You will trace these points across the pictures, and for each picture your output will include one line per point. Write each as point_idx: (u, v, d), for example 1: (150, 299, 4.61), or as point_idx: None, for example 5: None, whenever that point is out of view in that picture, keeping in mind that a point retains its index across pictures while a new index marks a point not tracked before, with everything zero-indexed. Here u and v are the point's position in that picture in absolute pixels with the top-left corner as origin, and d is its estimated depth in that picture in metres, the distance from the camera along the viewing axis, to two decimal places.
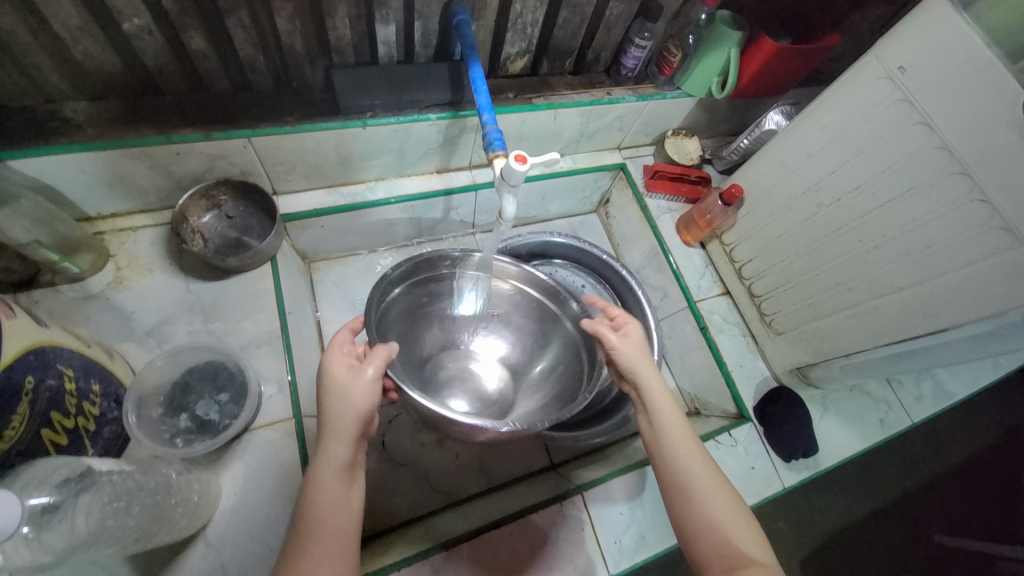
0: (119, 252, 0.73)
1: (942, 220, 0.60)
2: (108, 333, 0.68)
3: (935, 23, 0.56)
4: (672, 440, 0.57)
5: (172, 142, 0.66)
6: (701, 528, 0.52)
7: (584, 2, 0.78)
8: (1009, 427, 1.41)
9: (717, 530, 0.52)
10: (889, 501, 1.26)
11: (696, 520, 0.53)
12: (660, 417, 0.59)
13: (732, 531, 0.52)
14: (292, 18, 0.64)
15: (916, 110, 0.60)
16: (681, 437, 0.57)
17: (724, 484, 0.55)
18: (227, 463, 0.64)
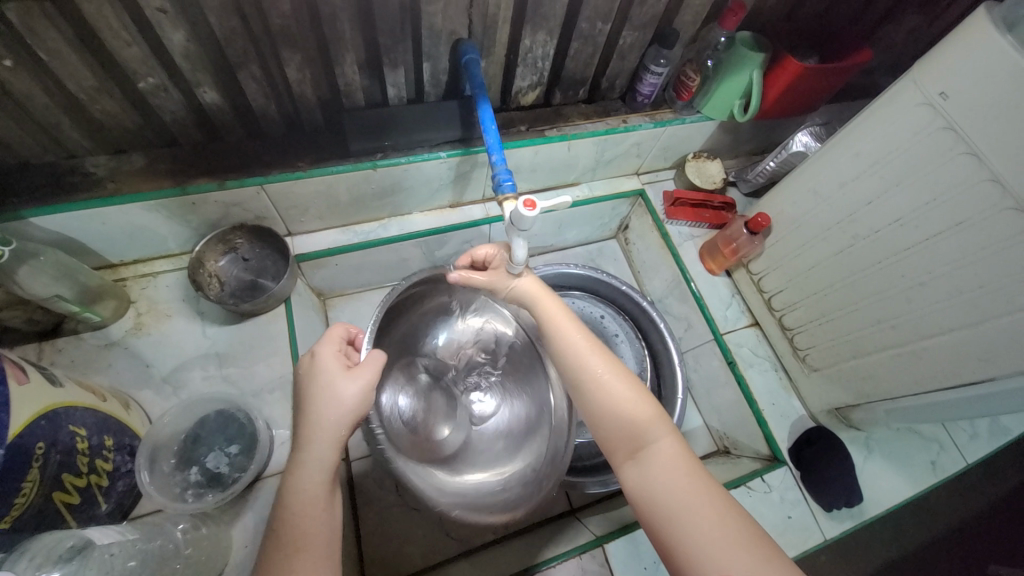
0: (139, 299, 0.75)
1: (998, 258, 0.55)
2: (128, 380, 0.69)
3: (982, 47, 0.51)
4: (573, 345, 0.60)
5: (187, 193, 0.68)
6: (603, 416, 0.56)
7: (596, 33, 0.76)
8: None
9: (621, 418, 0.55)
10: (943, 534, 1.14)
11: (606, 420, 0.56)
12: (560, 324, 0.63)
13: (633, 414, 0.55)
14: (300, 68, 0.64)
15: (962, 139, 0.55)
16: (587, 346, 0.60)
17: (628, 375, 0.58)
18: (239, 514, 0.63)
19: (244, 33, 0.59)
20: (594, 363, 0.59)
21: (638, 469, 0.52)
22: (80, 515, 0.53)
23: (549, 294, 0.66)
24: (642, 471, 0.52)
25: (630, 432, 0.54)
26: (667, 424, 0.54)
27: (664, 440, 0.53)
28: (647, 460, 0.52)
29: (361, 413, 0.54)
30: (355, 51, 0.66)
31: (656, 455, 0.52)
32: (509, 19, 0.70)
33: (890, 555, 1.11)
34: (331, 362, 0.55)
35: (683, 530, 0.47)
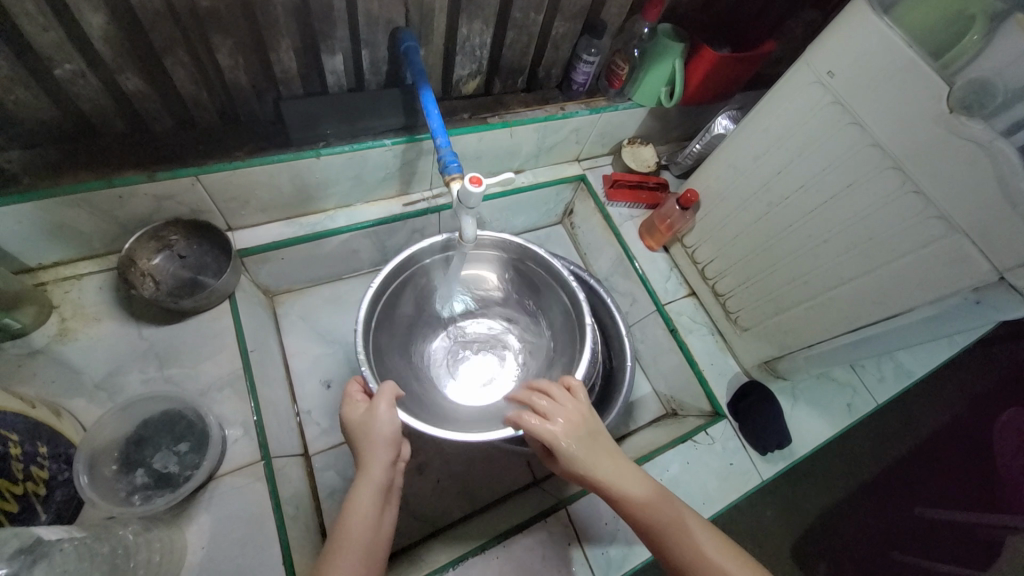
0: (63, 303, 0.70)
1: (881, 213, 0.64)
2: (57, 389, 0.65)
3: (859, 30, 0.59)
4: (635, 487, 0.57)
5: (113, 186, 0.64)
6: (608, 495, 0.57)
7: (529, 23, 0.80)
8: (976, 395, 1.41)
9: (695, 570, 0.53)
10: (862, 477, 1.25)
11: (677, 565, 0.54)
12: (614, 465, 0.58)
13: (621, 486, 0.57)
14: (233, 54, 0.63)
15: (847, 112, 0.63)
16: (640, 485, 0.57)
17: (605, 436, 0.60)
18: (192, 516, 0.61)
19: (170, 17, 0.57)
20: (661, 505, 0.56)
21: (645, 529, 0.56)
22: (18, 523, 0.51)
23: (394, 426, 0.57)
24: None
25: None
26: (644, 479, 0.58)
27: (643, 493, 0.57)
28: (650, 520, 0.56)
29: (393, 438, 0.57)
30: (290, 36, 0.65)
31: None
32: (446, 8, 0.72)
33: (822, 495, 1.22)
34: (353, 410, 0.59)
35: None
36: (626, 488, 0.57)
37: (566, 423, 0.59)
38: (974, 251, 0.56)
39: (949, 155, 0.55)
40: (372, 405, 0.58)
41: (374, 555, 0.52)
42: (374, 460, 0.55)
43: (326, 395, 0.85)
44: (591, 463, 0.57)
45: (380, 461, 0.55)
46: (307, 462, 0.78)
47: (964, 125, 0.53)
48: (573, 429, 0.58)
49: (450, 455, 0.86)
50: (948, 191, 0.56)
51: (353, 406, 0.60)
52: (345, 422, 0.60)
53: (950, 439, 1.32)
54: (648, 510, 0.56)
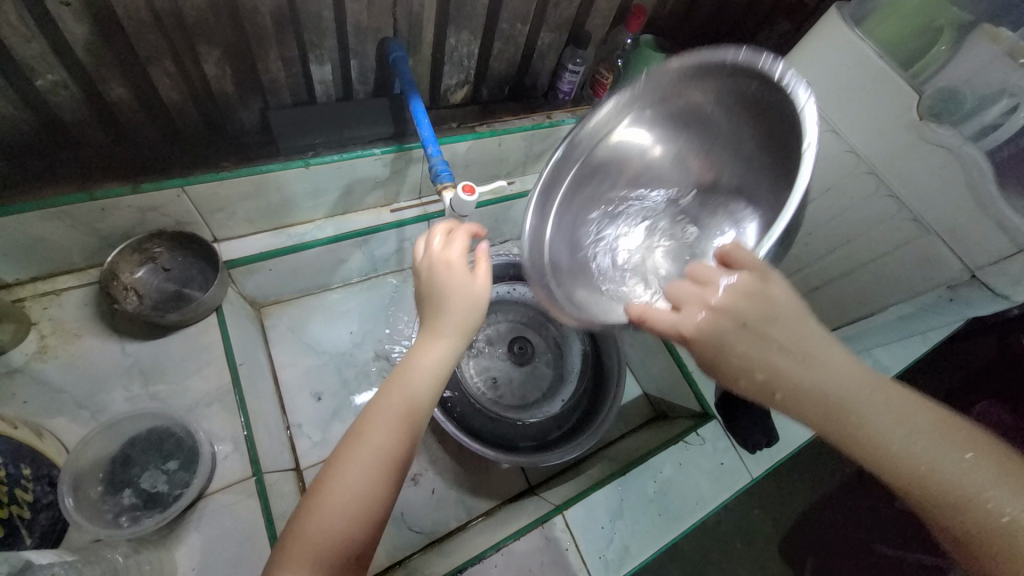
0: (42, 320, 0.67)
1: (858, 216, 0.66)
2: (36, 409, 0.62)
3: (833, 42, 0.62)
4: (850, 376, 0.40)
5: (95, 199, 0.62)
6: (799, 396, 0.40)
7: (516, 33, 0.81)
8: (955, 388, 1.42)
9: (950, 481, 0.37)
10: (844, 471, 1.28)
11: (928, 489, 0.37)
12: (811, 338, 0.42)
13: (828, 386, 0.40)
14: (219, 63, 0.63)
15: (823, 119, 0.66)
16: (857, 373, 0.41)
17: (794, 304, 0.43)
18: (181, 537, 0.59)
19: (155, 27, 0.56)
20: (880, 395, 0.40)
21: (867, 441, 0.38)
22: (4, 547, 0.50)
23: (475, 300, 0.51)
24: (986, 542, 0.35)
25: (971, 510, 0.35)
26: (857, 372, 0.41)
27: (862, 396, 0.40)
28: (864, 425, 0.39)
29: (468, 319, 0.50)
30: (278, 46, 0.65)
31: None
32: (434, 19, 0.73)
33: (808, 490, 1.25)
34: (444, 270, 0.51)
35: (945, 489, 0.36)
36: (825, 379, 0.40)
37: (732, 300, 0.42)
38: (946, 250, 0.58)
39: (921, 160, 0.58)
40: (467, 272, 0.51)
41: (399, 458, 0.46)
42: (438, 339, 0.49)
43: (317, 407, 0.84)
44: (773, 333, 0.41)
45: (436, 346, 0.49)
46: (299, 477, 0.77)
47: (933, 131, 0.56)
48: (746, 293, 0.42)
49: (445, 464, 0.85)
50: (921, 194, 0.59)
51: (444, 253, 0.52)
52: (423, 261, 0.53)
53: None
54: (869, 400, 0.39)
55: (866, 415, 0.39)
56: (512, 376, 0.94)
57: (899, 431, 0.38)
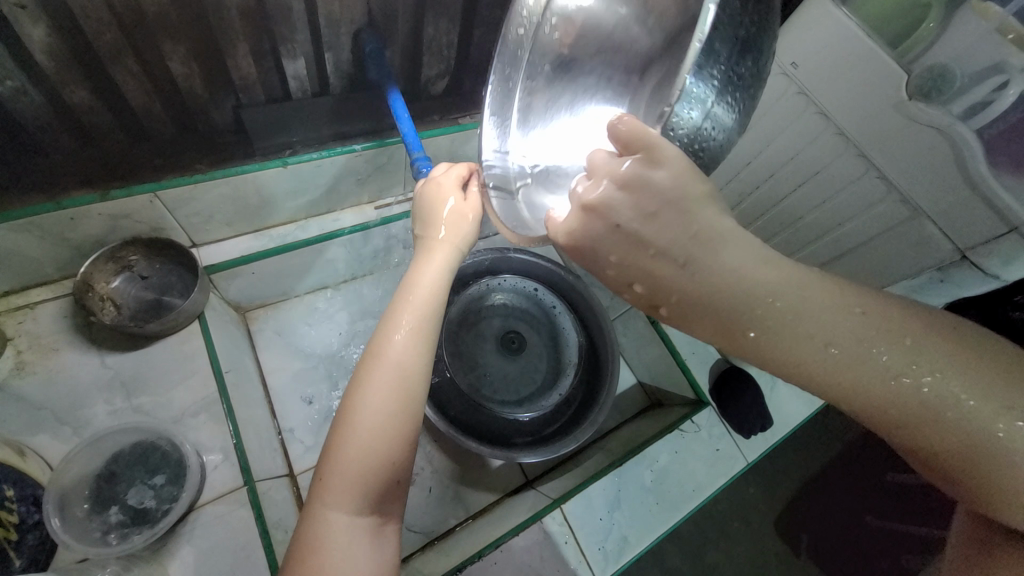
0: (17, 335, 0.65)
1: (848, 199, 0.66)
2: (15, 427, 0.60)
3: (821, 22, 0.60)
4: (750, 273, 0.37)
5: (63, 208, 0.60)
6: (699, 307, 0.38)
7: (497, 20, 0.79)
8: None
9: (881, 381, 0.35)
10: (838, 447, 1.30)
11: (848, 383, 0.35)
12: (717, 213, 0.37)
13: (733, 293, 0.37)
14: (185, 62, 0.60)
15: (812, 102, 0.64)
16: (771, 271, 0.37)
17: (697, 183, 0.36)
18: (174, 550, 0.58)
19: (114, 25, 0.53)
20: (808, 292, 0.37)
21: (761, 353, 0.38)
22: None
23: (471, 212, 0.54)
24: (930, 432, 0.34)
25: (891, 402, 0.34)
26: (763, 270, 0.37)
27: (766, 294, 0.37)
28: (762, 340, 0.37)
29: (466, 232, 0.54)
30: (248, 41, 0.62)
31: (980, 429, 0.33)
32: (410, 7, 0.70)
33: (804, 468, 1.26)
34: (433, 193, 0.55)
35: (858, 392, 0.35)
36: (730, 285, 0.37)
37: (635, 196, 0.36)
38: (936, 232, 0.59)
39: (910, 141, 0.57)
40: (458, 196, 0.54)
41: (410, 387, 0.47)
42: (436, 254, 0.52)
43: (309, 411, 0.83)
44: (644, 233, 0.37)
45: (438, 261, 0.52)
46: (293, 482, 0.76)
47: (921, 112, 0.55)
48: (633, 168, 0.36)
49: (440, 462, 0.84)
50: (911, 176, 0.58)
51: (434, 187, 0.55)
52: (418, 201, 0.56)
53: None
54: (775, 307, 0.37)
55: (763, 325, 0.37)
56: (504, 371, 0.93)
57: (805, 338, 0.36)
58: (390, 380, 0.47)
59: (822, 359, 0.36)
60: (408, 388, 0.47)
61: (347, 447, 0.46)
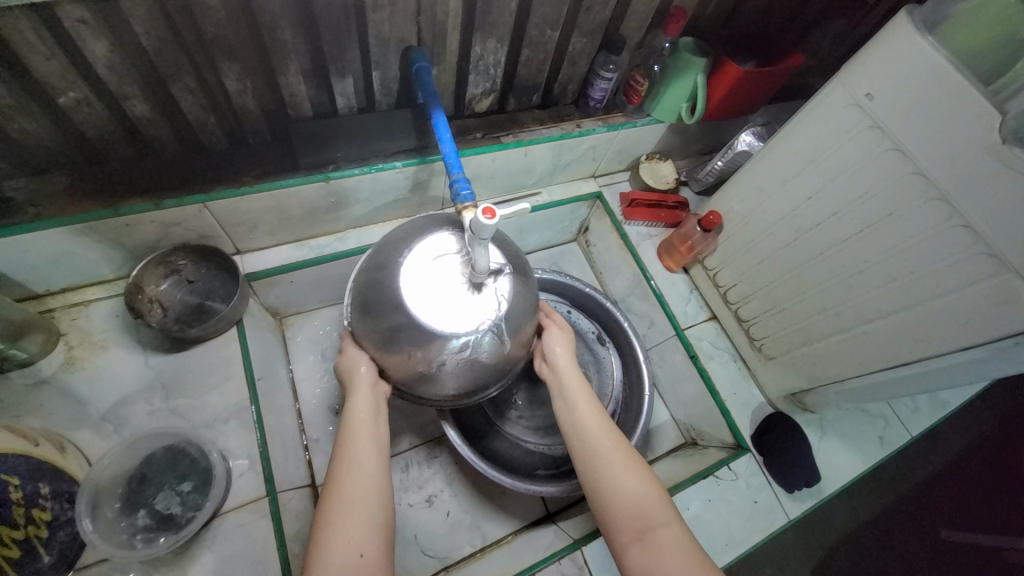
0: (70, 331, 0.69)
1: (922, 247, 0.59)
2: (60, 420, 0.63)
3: (898, 52, 0.55)
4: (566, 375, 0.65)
5: (119, 214, 0.63)
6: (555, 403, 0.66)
7: (546, 40, 0.77)
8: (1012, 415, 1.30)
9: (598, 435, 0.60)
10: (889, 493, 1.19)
11: (579, 434, 0.61)
12: (562, 369, 0.66)
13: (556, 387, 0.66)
14: (240, 79, 0.62)
15: (886, 136, 0.59)
16: (573, 383, 0.64)
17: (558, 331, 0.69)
18: (195, 556, 0.59)
19: (177, 44, 0.55)
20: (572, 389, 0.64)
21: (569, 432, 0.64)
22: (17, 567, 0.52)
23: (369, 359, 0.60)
24: (609, 492, 0.56)
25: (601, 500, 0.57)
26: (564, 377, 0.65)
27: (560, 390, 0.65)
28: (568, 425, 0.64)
29: (371, 375, 0.60)
30: (299, 60, 0.63)
31: (629, 482, 0.56)
32: (459, 27, 0.70)
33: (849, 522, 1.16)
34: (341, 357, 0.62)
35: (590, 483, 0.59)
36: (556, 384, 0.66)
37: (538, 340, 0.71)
38: None
39: (1003, 189, 0.50)
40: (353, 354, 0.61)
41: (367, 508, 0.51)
42: (356, 392, 0.58)
43: (335, 422, 0.84)
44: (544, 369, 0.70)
45: (359, 400, 0.57)
46: (314, 493, 0.76)
47: (1019, 157, 0.48)
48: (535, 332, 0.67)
49: (459, 485, 0.83)
50: (1002, 226, 0.51)
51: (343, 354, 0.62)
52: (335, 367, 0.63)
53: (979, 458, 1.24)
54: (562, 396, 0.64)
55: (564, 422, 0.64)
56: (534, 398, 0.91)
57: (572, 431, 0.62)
58: (350, 500, 0.51)
59: (577, 419, 0.61)
60: (366, 505, 0.51)
61: (333, 533, 0.49)
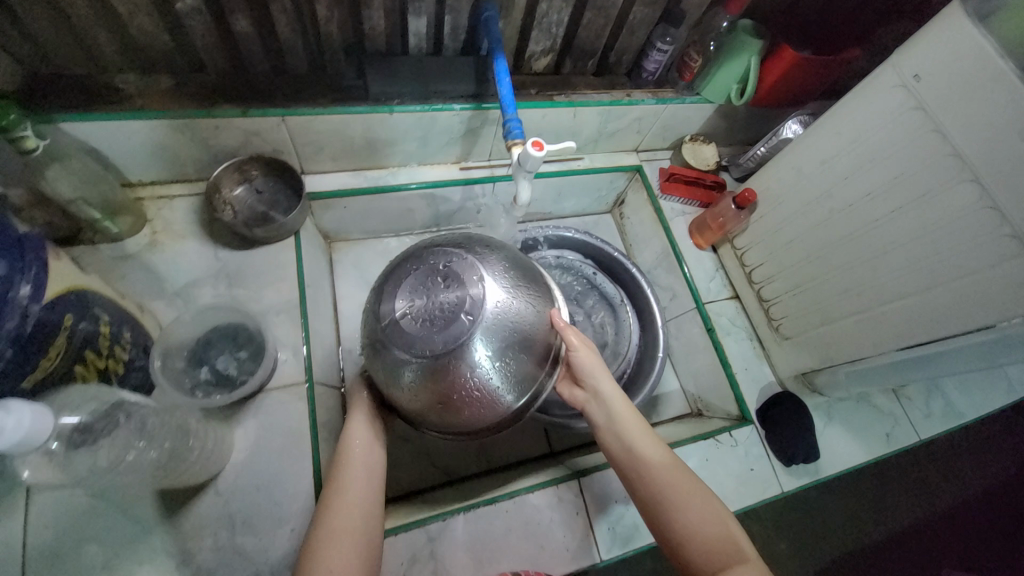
0: (156, 218, 0.78)
1: (948, 228, 0.61)
2: (138, 290, 0.73)
3: (950, 34, 0.57)
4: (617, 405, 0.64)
5: (211, 116, 0.71)
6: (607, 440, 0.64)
7: (609, 5, 0.81)
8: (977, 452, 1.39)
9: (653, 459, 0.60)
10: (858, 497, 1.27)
11: (635, 462, 0.61)
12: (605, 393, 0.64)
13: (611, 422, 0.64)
14: (330, 7, 0.68)
15: (928, 117, 0.61)
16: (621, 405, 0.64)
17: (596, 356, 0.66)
18: (241, 420, 0.68)
19: None
20: (621, 414, 0.64)
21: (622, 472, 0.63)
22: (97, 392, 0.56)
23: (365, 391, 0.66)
24: (675, 525, 0.57)
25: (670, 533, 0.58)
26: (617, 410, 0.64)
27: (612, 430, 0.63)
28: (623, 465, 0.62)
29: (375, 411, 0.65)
30: None
31: (689, 511, 0.56)
32: None
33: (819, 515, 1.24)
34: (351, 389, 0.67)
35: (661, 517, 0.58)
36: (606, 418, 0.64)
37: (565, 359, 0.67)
38: None
39: None
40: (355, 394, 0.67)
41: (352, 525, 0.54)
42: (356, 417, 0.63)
43: None
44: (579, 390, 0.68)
45: (359, 423, 0.63)
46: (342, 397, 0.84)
47: None
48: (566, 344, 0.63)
49: None
50: None
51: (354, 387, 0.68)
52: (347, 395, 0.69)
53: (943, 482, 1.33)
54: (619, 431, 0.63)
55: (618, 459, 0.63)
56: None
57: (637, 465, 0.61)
58: (341, 510, 0.55)
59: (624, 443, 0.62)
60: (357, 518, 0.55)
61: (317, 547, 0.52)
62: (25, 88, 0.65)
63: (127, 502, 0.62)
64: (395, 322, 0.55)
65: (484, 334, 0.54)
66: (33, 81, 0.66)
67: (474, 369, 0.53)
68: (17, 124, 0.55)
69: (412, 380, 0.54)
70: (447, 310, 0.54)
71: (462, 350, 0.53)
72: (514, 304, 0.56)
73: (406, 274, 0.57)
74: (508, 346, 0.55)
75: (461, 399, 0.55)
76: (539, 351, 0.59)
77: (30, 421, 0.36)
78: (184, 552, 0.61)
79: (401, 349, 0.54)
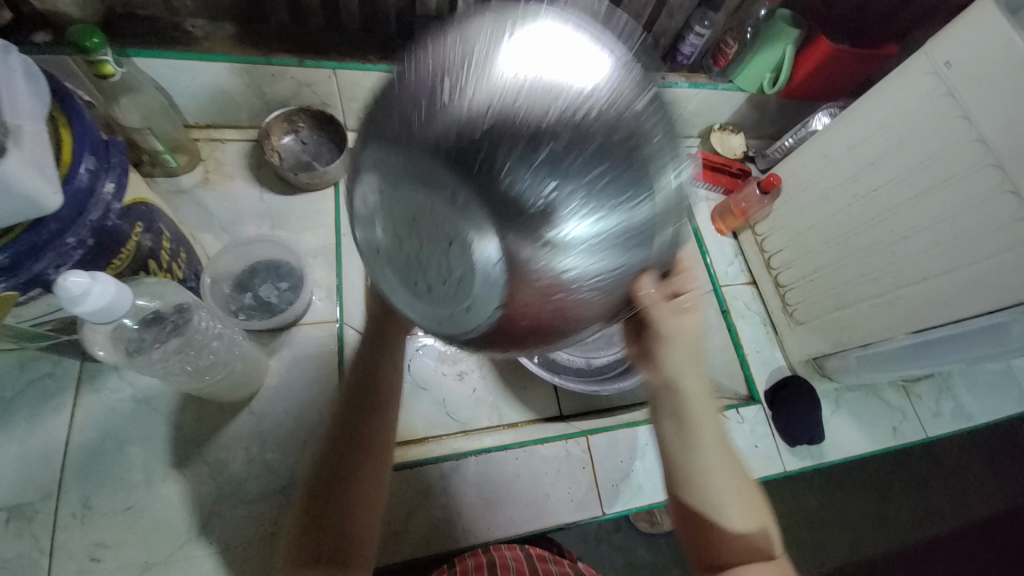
0: (208, 158, 0.83)
1: (969, 213, 0.63)
2: (191, 222, 0.78)
3: (983, 22, 0.59)
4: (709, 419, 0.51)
5: (270, 63, 0.76)
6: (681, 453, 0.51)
7: None
8: (976, 466, 1.40)
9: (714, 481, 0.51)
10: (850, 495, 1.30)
11: (686, 481, 0.51)
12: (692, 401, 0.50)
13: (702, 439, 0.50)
14: None
15: (957, 104, 0.63)
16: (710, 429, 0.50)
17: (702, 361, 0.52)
18: (276, 348, 0.72)
19: None
20: (695, 410, 0.50)
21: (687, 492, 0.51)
22: None
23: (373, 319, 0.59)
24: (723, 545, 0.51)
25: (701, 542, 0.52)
26: (712, 427, 0.51)
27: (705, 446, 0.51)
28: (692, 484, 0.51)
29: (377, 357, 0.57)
30: None
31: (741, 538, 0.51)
32: None
33: (810, 507, 1.27)
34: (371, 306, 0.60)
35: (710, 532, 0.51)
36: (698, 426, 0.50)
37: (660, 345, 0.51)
38: None
39: None
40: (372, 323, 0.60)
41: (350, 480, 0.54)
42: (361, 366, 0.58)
43: None
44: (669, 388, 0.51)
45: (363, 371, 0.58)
46: None
47: None
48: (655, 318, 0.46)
49: None
50: None
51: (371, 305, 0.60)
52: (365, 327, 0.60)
53: (937, 490, 1.35)
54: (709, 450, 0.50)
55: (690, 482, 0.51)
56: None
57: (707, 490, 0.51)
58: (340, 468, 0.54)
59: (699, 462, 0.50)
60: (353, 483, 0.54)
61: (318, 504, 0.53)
62: (104, 24, 0.70)
63: (167, 411, 0.66)
64: (408, 209, 0.32)
65: (559, 157, 0.31)
66: (110, 17, 0.71)
67: (572, 238, 0.31)
68: (99, 48, 0.60)
69: (492, 264, 0.31)
70: (476, 153, 0.30)
71: (533, 193, 0.30)
72: (583, 88, 0.33)
73: (397, 127, 0.33)
74: (603, 165, 0.32)
75: (549, 290, 0.32)
76: (650, 165, 0.33)
77: (113, 292, 0.40)
78: (216, 462, 0.65)
79: (437, 243, 0.32)
